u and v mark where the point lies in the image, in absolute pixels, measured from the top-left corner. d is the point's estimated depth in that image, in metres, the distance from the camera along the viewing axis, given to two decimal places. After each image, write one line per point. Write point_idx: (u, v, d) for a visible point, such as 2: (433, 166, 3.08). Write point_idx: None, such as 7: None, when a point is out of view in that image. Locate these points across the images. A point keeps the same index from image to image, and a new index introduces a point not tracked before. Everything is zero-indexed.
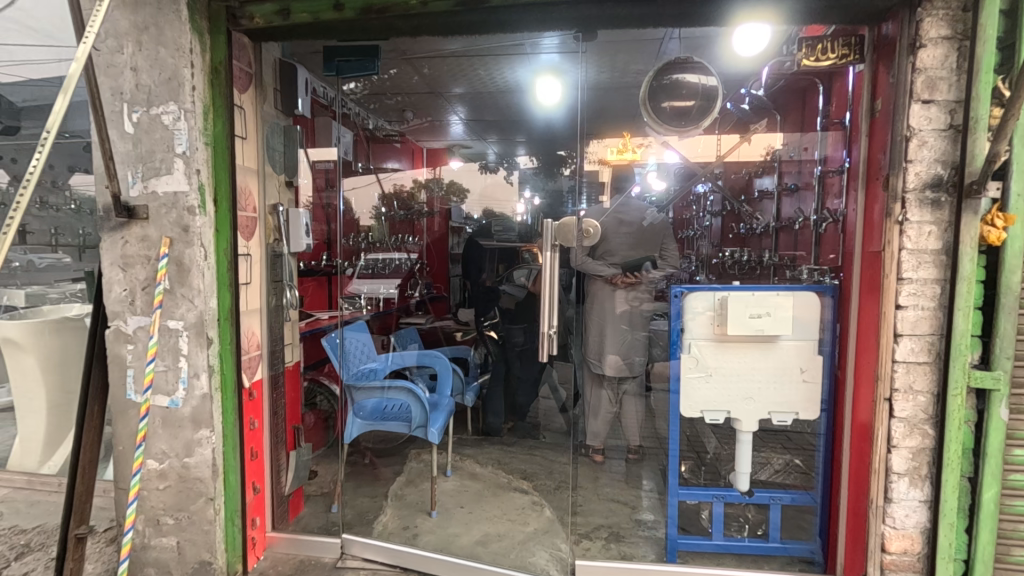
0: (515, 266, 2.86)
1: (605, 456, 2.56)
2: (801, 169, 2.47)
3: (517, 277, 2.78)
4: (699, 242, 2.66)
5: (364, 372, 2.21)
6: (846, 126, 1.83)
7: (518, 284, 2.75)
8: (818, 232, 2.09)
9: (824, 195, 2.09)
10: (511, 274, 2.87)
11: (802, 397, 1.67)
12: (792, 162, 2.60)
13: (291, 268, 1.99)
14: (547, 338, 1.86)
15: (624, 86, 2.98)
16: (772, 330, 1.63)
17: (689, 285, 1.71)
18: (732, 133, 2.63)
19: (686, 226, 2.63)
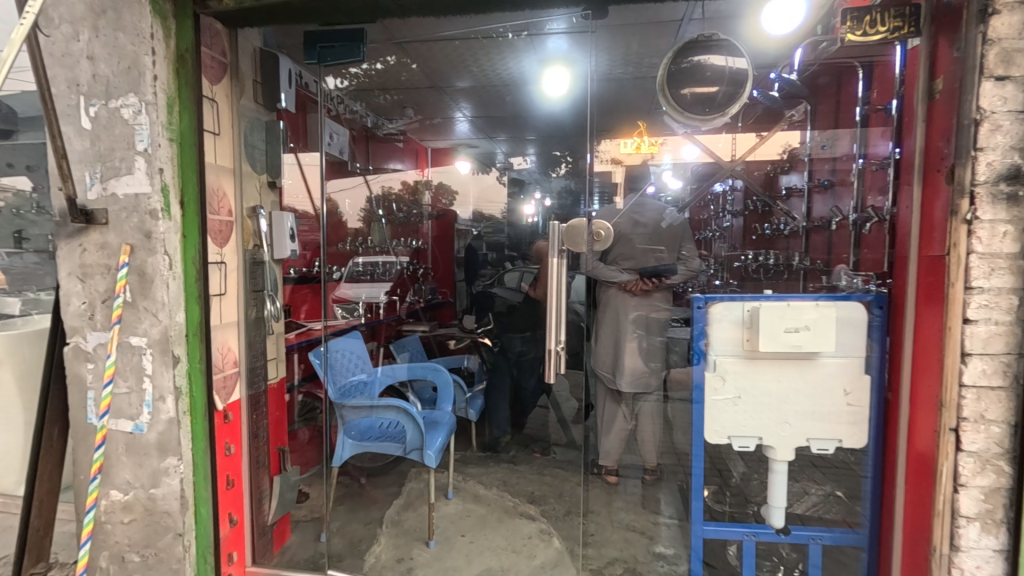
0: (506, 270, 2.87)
1: (619, 476, 2.37)
2: (835, 164, 2.25)
3: (508, 280, 2.78)
4: (718, 243, 2.51)
5: (353, 387, 2.08)
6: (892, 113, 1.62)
7: (512, 288, 2.70)
8: (858, 232, 1.89)
9: (865, 192, 1.88)
10: (502, 277, 2.85)
11: (845, 422, 1.46)
12: (825, 158, 2.36)
13: (273, 277, 1.84)
14: (553, 354, 1.66)
15: (637, 78, 2.79)
16: (811, 347, 1.41)
17: (714, 295, 1.51)
18: (751, 132, 2.55)
19: (704, 227, 2.48)
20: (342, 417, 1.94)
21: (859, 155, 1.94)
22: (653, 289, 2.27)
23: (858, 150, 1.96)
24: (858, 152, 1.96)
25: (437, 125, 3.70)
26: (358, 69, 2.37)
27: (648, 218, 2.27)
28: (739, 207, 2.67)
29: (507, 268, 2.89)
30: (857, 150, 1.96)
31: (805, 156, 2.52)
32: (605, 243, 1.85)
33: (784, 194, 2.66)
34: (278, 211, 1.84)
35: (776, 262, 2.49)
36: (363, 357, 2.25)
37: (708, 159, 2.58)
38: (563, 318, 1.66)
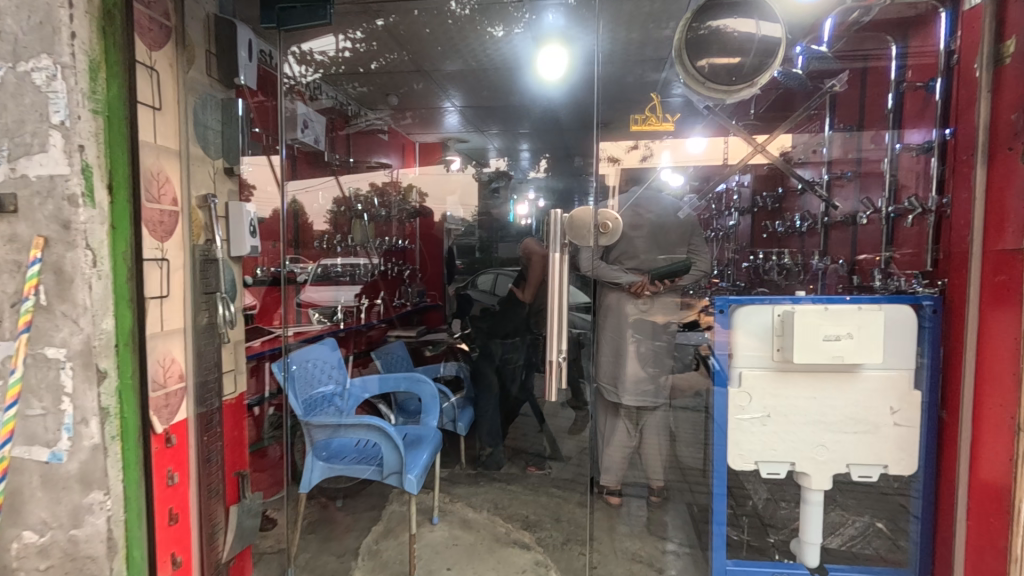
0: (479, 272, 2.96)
1: (621, 497, 2.17)
2: (862, 151, 2.03)
3: (482, 283, 2.85)
4: (722, 245, 2.42)
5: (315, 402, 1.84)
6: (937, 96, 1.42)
7: (487, 290, 2.77)
8: (890, 225, 1.70)
9: (898, 187, 1.70)
10: (475, 279, 2.93)
11: (890, 445, 1.25)
12: (847, 151, 2.13)
13: (232, 277, 1.62)
14: (554, 368, 1.42)
15: (633, 68, 2.61)
16: (853, 358, 1.21)
17: (739, 296, 1.29)
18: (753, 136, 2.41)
19: (710, 227, 2.34)
20: (310, 436, 1.70)
21: (890, 144, 1.75)
22: (659, 293, 2.07)
23: (889, 140, 1.76)
24: (890, 143, 1.76)
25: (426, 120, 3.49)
26: (324, 55, 2.33)
27: (649, 214, 2.07)
28: (745, 204, 2.58)
29: (480, 272, 2.97)
30: (888, 139, 1.76)
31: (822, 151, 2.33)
32: (611, 238, 1.60)
33: (798, 189, 2.41)
34: (236, 202, 1.62)
35: (792, 262, 2.35)
36: (333, 367, 2.03)
37: (709, 160, 2.55)
38: (564, 325, 1.43)
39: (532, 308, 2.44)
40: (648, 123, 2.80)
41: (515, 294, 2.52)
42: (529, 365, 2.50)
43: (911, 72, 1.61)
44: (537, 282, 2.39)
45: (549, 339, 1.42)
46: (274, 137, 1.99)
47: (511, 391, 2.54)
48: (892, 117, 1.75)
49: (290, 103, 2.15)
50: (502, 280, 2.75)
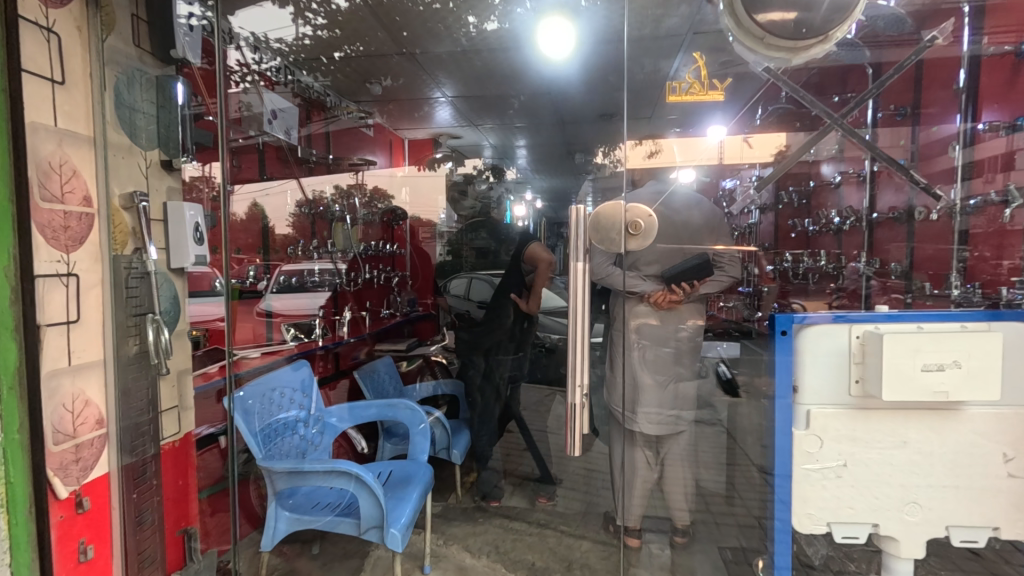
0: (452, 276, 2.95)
1: (641, 537, 1.90)
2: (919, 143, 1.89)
3: (455, 287, 2.85)
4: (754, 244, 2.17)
5: (276, 433, 1.53)
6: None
7: (460, 296, 2.74)
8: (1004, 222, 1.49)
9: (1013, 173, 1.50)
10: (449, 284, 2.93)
11: (1003, 502, 0.97)
12: (898, 141, 1.97)
13: (175, 292, 1.33)
14: (578, 409, 1.13)
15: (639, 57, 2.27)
16: (960, 395, 0.93)
17: (807, 314, 1.01)
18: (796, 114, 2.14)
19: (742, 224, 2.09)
20: (272, 484, 1.40)
21: (963, 126, 1.69)
22: (680, 304, 1.80)
23: (960, 123, 1.70)
24: (960, 127, 1.70)
25: (413, 117, 3.22)
26: (282, 43, 2.10)
27: (668, 212, 1.77)
28: (766, 201, 2.30)
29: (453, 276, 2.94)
30: (959, 121, 1.70)
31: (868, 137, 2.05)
32: (641, 242, 1.29)
33: (834, 181, 2.22)
34: (177, 201, 1.33)
35: (830, 266, 2.16)
36: (298, 388, 1.69)
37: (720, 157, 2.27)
38: (588, 355, 1.13)
39: (516, 322, 2.23)
40: (689, 95, 2.25)
41: (518, 305, 2.21)
42: (515, 378, 2.27)
43: (1001, 40, 1.54)
44: (522, 291, 2.20)
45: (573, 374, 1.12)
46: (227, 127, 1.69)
47: (500, 403, 2.27)
48: (965, 96, 1.68)
49: (244, 94, 1.90)
50: (477, 286, 2.66)
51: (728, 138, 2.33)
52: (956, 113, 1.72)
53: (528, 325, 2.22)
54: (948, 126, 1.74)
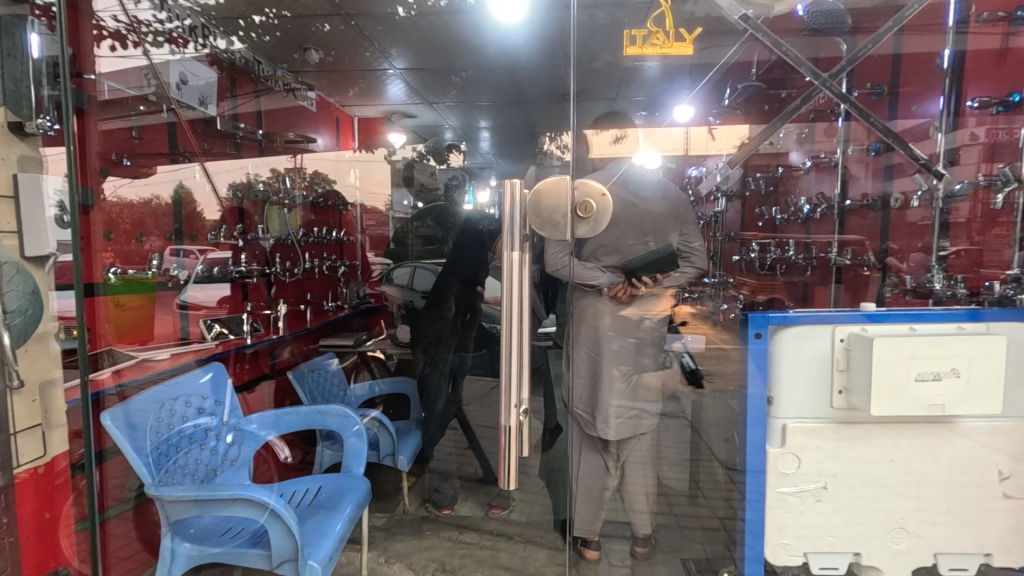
0: (396, 264, 2.76)
1: (600, 548, 1.76)
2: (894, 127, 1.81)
3: (398, 277, 2.66)
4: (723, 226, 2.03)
5: (177, 446, 1.30)
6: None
7: (403, 287, 2.55)
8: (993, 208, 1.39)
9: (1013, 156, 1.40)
10: (392, 272, 2.75)
11: (996, 525, 0.86)
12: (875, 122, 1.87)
13: (30, 284, 1.07)
14: (515, 430, 0.95)
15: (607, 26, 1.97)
16: (956, 409, 0.80)
17: (785, 313, 0.86)
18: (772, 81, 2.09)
19: (710, 207, 1.95)
20: (166, 513, 1.18)
21: (946, 107, 1.57)
22: (646, 298, 1.65)
23: (944, 106, 1.58)
24: (944, 109, 1.58)
25: (351, 92, 2.94)
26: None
27: (627, 195, 1.58)
28: (734, 187, 2.16)
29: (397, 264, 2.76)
30: (942, 104, 1.59)
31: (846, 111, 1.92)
32: (593, 228, 1.12)
33: (804, 166, 2.11)
34: (29, 172, 1.07)
35: (798, 255, 2.05)
36: (207, 395, 1.44)
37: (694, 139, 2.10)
38: (525, 365, 0.96)
39: (457, 313, 2.06)
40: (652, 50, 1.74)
41: (468, 295, 2.02)
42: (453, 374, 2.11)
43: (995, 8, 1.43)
44: (463, 281, 2.02)
45: (506, 389, 0.95)
46: (105, 82, 1.41)
47: (439, 404, 2.10)
48: (949, 78, 1.57)
49: (144, 56, 1.64)
50: (420, 275, 2.46)
51: (695, 129, 2.14)
52: (939, 94, 1.60)
53: (470, 317, 2.05)
54: (932, 109, 1.63)
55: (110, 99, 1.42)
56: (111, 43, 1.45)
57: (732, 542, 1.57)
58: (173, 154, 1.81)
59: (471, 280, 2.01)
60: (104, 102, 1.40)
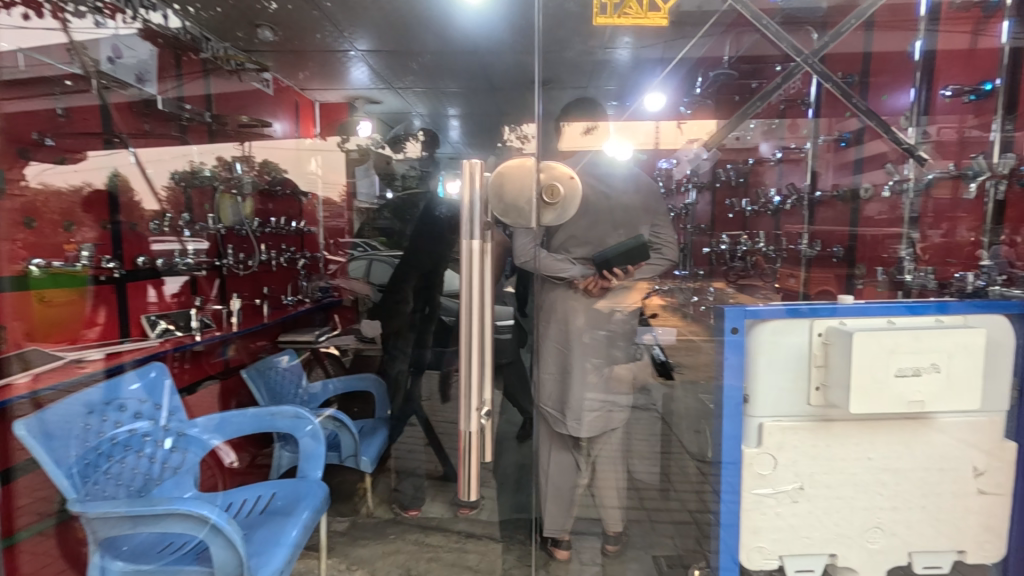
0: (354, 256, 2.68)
1: (571, 548, 1.72)
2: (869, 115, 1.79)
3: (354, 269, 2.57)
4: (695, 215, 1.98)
5: (111, 452, 1.18)
6: (1003, 38, 1.31)
7: (360, 279, 2.47)
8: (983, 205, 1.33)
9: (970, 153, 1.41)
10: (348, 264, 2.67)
11: (971, 522, 0.85)
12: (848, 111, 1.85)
13: None
14: (476, 435, 0.88)
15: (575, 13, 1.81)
16: (936, 405, 0.78)
17: (763, 306, 0.82)
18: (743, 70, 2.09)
19: (682, 196, 1.90)
20: (93, 533, 1.05)
21: (918, 101, 1.57)
22: (617, 291, 1.60)
23: (915, 98, 1.59)
24: (915, 101, 1.58)
25: (301, 75, 2.80)
26: None
27: (596, 183, 1.54)
28: (705, 178, 2.06)
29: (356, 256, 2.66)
30: (913, 95, 1.59)
31: (831, 88, 1.88)
32: (560, 216, 1.10)
33: (774, 158, 2.09)
34: None
35: (768, 248, 2.01)
36: (144, 398, 1.32)
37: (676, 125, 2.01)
38: (488, 363, 0.88)
39: (416, 309, 2.01)
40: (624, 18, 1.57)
41: (426, 289, 1.96)
42: (416, 366, 2.06)
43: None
44: (421, 274, 1.95)
45: (466, 392, 0.88)
46: (15, 51, 1.34)
47: (399, 398, 2.05)
48: (919, 72, 1.57)
49: (67, 28, 1.50)
50: (377, 267, 2.40)
51: (665, 121, 1.93)
52: (910, 85, 1.61)
53: (429, 311, 1.99)
54: (903, 101, 1.63)
55: (23, 73, 1.36)
56: (21, 10, 1.37)
57: (705, 538, 1.55)
58: (106, 134, 1.67)
59: (429, 271, 1.94)
60: (7, 79, 1.32)
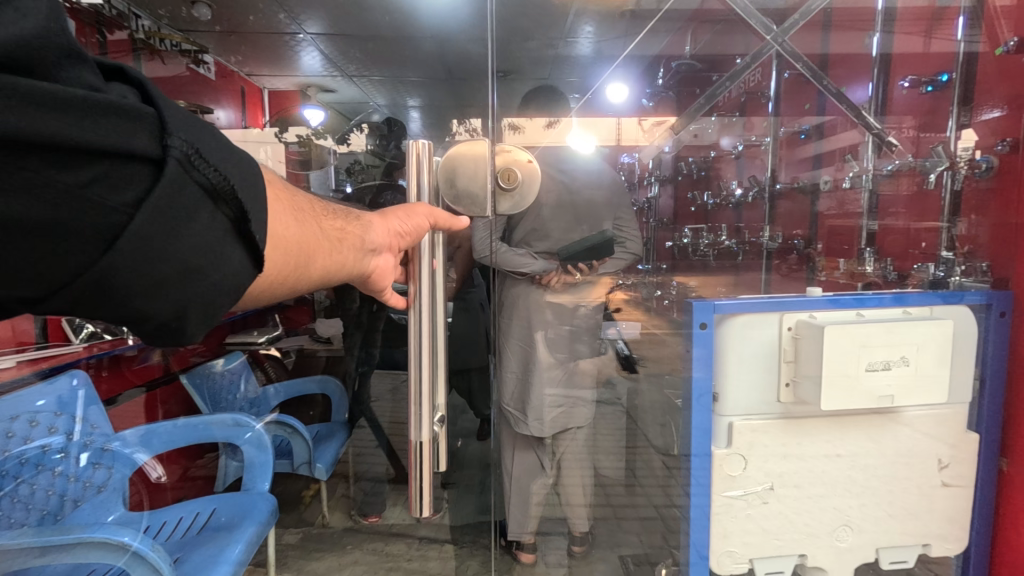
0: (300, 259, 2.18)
1: (536, 550, 1.67)
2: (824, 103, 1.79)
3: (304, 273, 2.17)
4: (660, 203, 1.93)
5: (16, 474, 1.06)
6: (958, 36, 1.04)
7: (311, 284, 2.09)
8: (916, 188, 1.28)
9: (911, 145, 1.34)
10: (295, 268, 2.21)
11: (936, 514, 0.84)
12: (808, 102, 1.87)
13: None
14: (428, 446, 0.81)
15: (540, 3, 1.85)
16: (904, 398, 0.76)
17: (732, 300, 0.78)
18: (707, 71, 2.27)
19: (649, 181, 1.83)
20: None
21: (874, 94, 1.51)
22: (581, 286, 1.56)
23: (873, 92, 1.53)
24: (871, 96, 1.53)
25: (236, 58, 2.71)
26: None
27: (557, 175, 1.51)
28: (668, 172, 2.00)
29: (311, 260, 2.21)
30: (871, 90, 1.53)
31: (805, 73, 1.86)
32: (518, 203, 1.08)
33: (735, 151, 2.20)
34: None
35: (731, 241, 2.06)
36: (58, 411, 1.16)
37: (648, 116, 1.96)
38: (440, 365, 0.82)
39: (363, 306, 1.86)
40: None
41: None
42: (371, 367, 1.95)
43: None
44: None
45: (416, 399, 0.81)
46: None
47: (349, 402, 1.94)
48: (877, 67, 1.49)
49: None
50: None
51: (627, 116, 1.79)
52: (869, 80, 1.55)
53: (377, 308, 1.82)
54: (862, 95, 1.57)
55: None
56: None
57: (671, 536, 1.52)
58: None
59: None
60: None
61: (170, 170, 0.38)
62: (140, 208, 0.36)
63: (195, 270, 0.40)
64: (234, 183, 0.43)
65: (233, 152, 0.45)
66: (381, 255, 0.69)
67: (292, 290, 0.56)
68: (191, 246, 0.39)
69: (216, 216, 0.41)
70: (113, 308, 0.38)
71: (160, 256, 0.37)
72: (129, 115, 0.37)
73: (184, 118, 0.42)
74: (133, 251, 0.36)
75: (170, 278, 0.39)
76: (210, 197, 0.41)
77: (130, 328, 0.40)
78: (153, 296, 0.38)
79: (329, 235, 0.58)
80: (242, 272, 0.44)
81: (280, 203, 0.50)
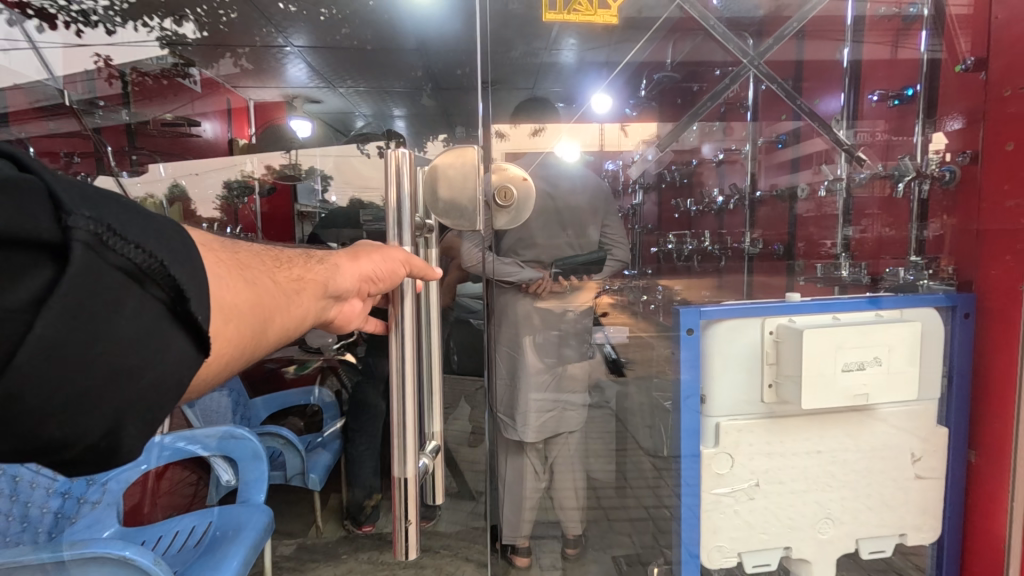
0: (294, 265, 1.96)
1: (531, 554, 1.66)
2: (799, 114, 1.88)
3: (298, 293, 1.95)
4: (646, 209, 1.96)
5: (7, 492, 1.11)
6: (923, 47, 1.11)
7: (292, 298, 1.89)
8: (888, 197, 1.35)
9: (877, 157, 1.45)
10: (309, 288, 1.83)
11: (911, 505, 0.89)
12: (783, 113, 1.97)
13: None
14: (409, 485, 0.76)
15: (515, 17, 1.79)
16: (877, 396, 0.81)
17: (717, 307, 0.82)
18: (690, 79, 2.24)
19: (633, 185, 1.87)
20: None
21: (846, 105, 1.59)
22: (568, 291, 1.62)
23: (844, 103, 1.61)
24: (844, 105, 1.61)
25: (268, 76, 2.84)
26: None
27: (542, 183, 1.54)
28: (651, 179, 2.01)
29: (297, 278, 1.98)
30: (842, 101, 1.61)
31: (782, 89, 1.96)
32: (515, 218, 1.13)
33: (716, 159, 2.23)
34: None
35: (713, 246, 2.13)
36: None
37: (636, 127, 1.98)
38: (434, 387, 0.84)
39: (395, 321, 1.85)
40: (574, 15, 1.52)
41: None
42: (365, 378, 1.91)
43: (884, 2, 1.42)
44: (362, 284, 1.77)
45: (399, 432, 0.75)
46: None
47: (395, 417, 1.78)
48: (848, 78, 1.58)
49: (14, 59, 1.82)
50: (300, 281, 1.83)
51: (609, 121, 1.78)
52: (840, 91, 1.63)
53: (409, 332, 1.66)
54: (834, 105, 1.65)
55: None
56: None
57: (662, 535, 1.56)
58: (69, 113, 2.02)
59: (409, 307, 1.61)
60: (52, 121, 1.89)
61: (78, 253, 0.34)
62: (40, 310, 0.33)
63: (123, 372, 0.36)
64: (162, 258, 0.38)
65: (157, 225, 0.41)
66: (346, 302, 0.71)
67: (257, 360, 0.54)
68: (114, 346, 0.35)
69: (144, 301, 0.37)
70: (21, 440, 0.35)
71: (78, 362, 0.34)
72: (19, 200, 0.34)
73: (92, 196, 0.38)
74: (40, 361, 0.32)
75: (91, 390, 0.35)
76: (134, 279, 0.37)
77: (53, 458, 0.36)
78: (70, 419, 0.35)
79: (285, 293, 0.55)
80: (184, 362, 0.39)
81: (222, 267, 0.47)
